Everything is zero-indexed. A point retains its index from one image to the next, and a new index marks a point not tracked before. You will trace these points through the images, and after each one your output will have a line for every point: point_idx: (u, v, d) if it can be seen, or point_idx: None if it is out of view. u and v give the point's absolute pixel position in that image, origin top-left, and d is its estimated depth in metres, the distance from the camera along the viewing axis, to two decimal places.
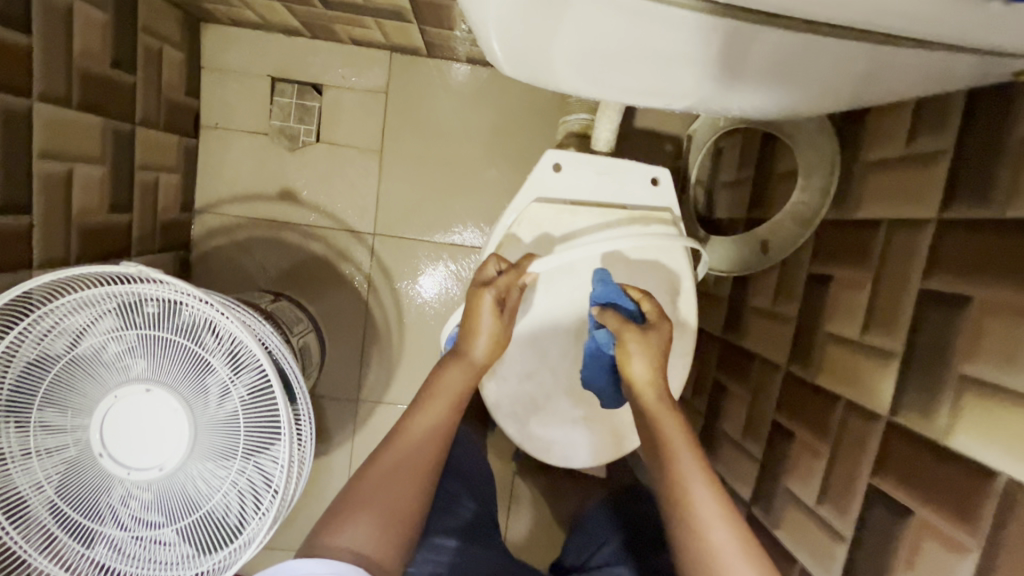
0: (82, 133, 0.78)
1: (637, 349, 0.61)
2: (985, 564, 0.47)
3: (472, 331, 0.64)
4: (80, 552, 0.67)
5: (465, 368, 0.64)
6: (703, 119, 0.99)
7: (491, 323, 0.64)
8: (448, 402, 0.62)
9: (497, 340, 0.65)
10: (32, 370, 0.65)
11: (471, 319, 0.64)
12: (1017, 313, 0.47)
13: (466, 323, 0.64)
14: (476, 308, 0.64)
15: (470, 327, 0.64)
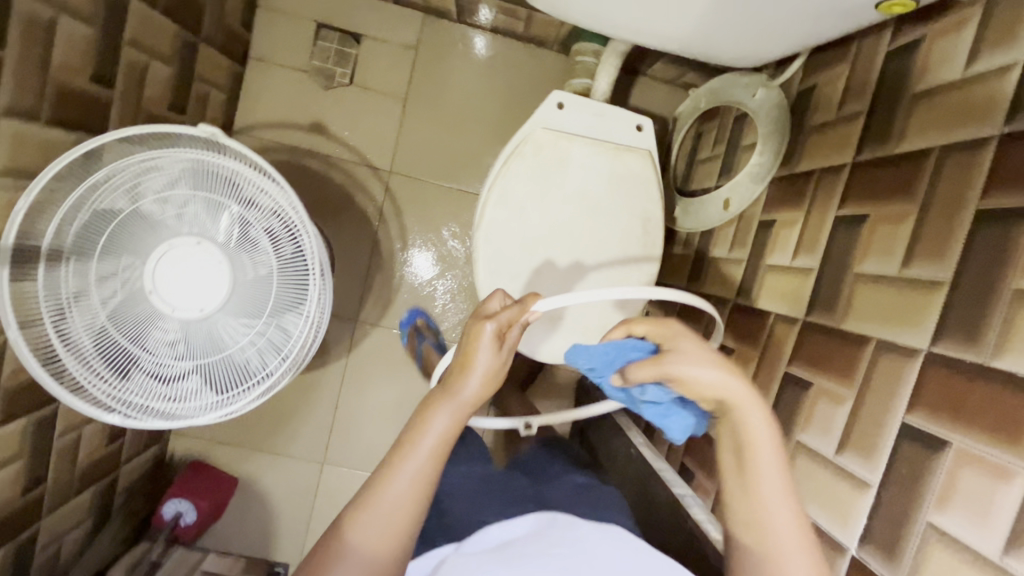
0: (159, 33, 0.91)
1: (688, 361, 0.49)
2: (855, 405, 0.61)
3: (466, 364, 0.54)
4: (118, 379, 0.77)
5: (454, 408, 0.54)
6: (687, 104, 1.16)
7: (485, 355, 0.54)
8: (439, 444, 0.54)
9: (493, 371, 0.55)
10: (97, 218, 0.75)
11: (465, 352, 0.55)
12: (895, 219, 0.62)
13: (460, 354, 0.55)
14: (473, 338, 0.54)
15: (464, 361, 0.55)
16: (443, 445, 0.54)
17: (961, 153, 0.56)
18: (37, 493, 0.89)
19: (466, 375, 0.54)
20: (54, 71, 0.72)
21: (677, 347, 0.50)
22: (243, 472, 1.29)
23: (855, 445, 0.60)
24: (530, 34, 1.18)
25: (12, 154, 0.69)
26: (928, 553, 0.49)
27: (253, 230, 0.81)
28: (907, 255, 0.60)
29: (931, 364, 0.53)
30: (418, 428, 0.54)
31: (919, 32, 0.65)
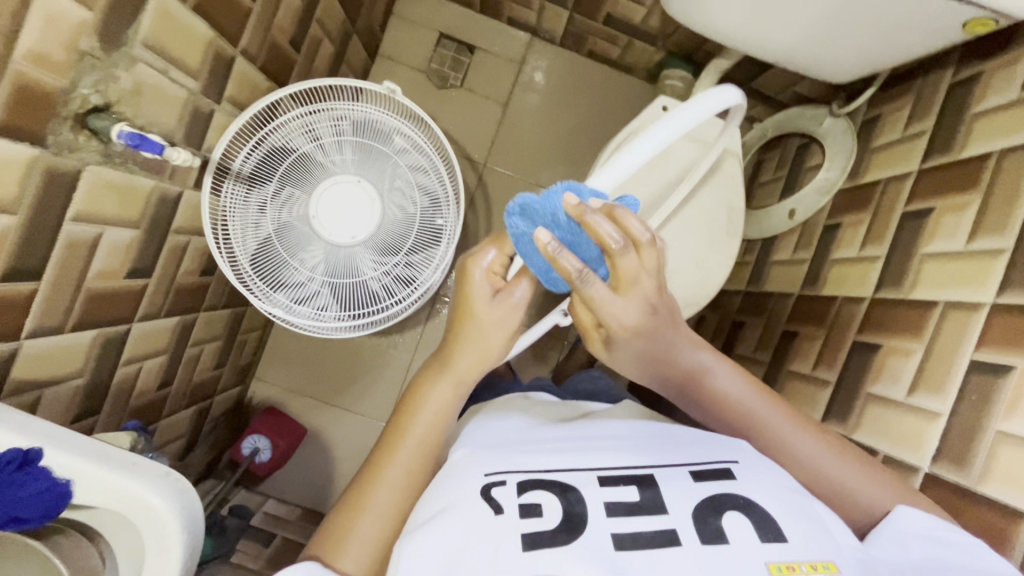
0: (333, 18, 1.08)
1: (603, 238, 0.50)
2: (923, 354, 0.72)
3: (463, 310, 0.58)
4: (273, 289, 0.91)
5: (449, 384, 0.60)
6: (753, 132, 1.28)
7: (482, 319, 0.57)
8: (437, 412, 0.60)
9: (495, 327, 0.58)
10: (280, 150, 0.89)
11: (460, 297, 0.58)
12: (960, 208, 0.75)
13: (457, 300, 0.59)
14: (463, 281, 0.58)
15: (461, 305, 0.58)
16: (439, 416, 0.60)
17: (1019, 153, 0.70)
18: (164, 393, 0.97)
19: (459, 350, 0.59)
20: (272, 29, 0.89)
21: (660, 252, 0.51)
22: (312, 424, 1.36)
23: (925, 386, 0.71)
24: (621, 60, 1.36)
25: (235, 86, 0.84)
26: (997, 453, 0.60)
27: (402, 182, 0.94)
28: (971, 234, 0.72)
29: (997, 312, 0.65)
30: (413, 405, 0.60)
31: (980, 67, 0.81)
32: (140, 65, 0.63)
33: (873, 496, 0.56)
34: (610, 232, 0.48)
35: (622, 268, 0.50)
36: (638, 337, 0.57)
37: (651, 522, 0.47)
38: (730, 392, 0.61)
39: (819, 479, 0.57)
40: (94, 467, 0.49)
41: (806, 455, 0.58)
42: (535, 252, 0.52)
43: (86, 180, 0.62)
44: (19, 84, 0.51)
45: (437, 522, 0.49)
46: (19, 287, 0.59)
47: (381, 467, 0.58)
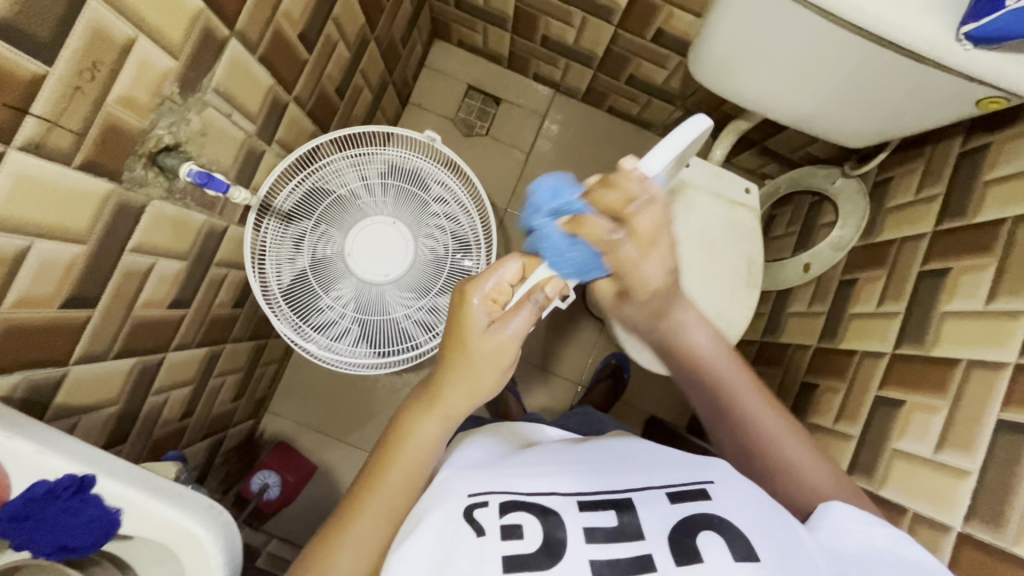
0: (374, 69, 1.14)
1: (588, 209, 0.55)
2: (949, 412, 0.73)
3: (456, 339, 0.55)
4: (301, 319, 0.93)
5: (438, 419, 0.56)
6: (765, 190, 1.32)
7: (477, 349, 0.54)
8: (422, 449, 0.56)
9: (489, 359, 0.55)
10: (324, 189, 0.92)
11: (454, 326, 0.56)
12: (977, 269, 0.78)
13: (450, 329, 0.56)
14: (459, 313, 0.55)
15: (452, 335, 0.55)
16: (425, 452, 0.56)
17: None
18: (184, 424, 0.97)
19: (449, 383, 0.55)
20: (323, 78, 0.94)
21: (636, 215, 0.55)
22: (323, 461, 1.34)
23: (953, 443, 0.71)
24: (640, 117, 1.42)
25: (285, 129, 0.89)
26: None
27: (435, 227, 0.98)
28: (990, 294, 0.75)
29: (1021, 372, 0.67)
30: (402, 439, 0.56)
31: (990, 138, 0.86)
32: (209, 108, 0.67)
33: (814, 472, 0.62)
34: (633, 181, 0.56)
35: (641, 226, 0.55)
36: (654, 299, 0.65)
37: (628, 547, 0.48)
38: (701, 343, 0.70)
39: (752, 428, 0.65)
40: (145, 496, 0.49)
41: (752, 413, 0.66)
42: (573, 244, 0.54)
43: (147, 214, 0.65)
44: (107, 124, 0.54)
45: (421, 534, 0.51)
46: (76, 312, 0.61)
47: (357, 507, 0.54)
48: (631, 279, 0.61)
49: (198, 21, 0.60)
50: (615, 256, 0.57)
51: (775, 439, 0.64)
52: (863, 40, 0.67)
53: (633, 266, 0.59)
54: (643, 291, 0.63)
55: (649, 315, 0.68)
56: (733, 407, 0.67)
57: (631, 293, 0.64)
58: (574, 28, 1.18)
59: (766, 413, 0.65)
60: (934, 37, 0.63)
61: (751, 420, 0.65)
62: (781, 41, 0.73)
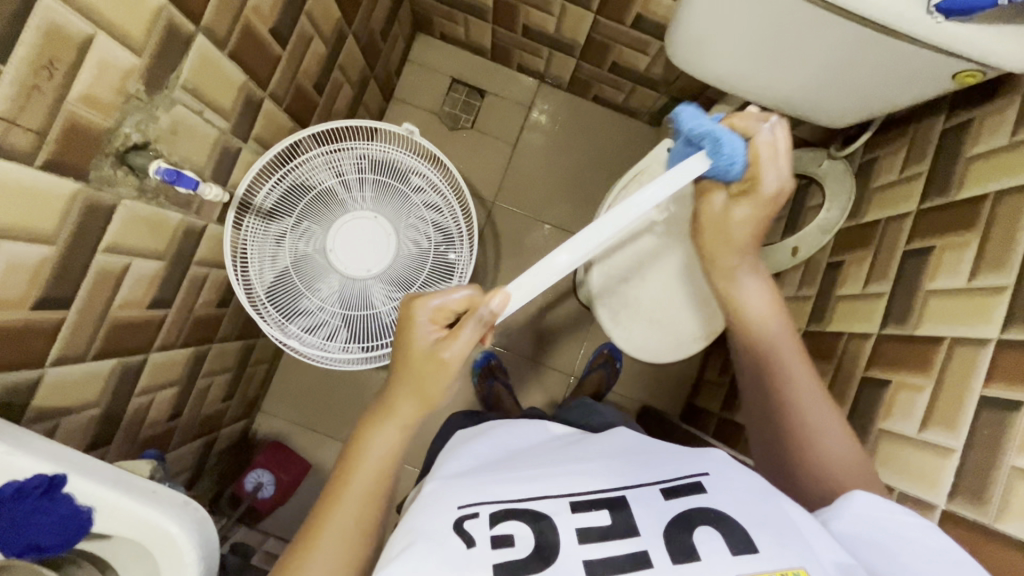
0: (354, 63, 1.14)
1: (765, 162, 0.64)
2: (933, 390, 0.73)
3: (404, 348, 0.56)
4: (285, 319, 0.92)
5: (399, 427, 0.55)
6: None
7: (420, 353, 0.55)
8: (384, 458, 0.54)
9: (430, 370, 0.54)
10: (301, 186, 0.92)
11: (403, 335, 0.57)
12: (960, 246, 0.77)
13: (399, 339, 0.57)
14: (408, 317, 0.56)
15: (402, 344, 0.56)
16: (387, 461, 0.54)
17: (1015, 196, 0.72)
18: (172, 425, 0.96)
19: (400, 388, 0.55)
20: (299, 73, 0.94)
21: (751, 124, 0.64)
22: (317, 458, 1.34)
23: (936, 421, 0.71)
24: (625, 105, 1.41)
25: (262, 127, 0.88)
26: (1013, 489, 0.60)
27: (418, 220, 0.97)
28: (973, 270, 0.74)
29: (1003, 347, 0.66)
30: (362, 446, 0.55)
31: (972, 113, 0.85)
32: (179, 106, 0.67)
33: (839, 446, 0.61)
34: (744, 119, 0.65)
35: (762, 140, 0.63)
36: (762, 207, 0.67)
37: (622, 544, 0.48)
38: (752, 302, 0.71)
39: (797, 408, 0.64)
40: (117, 494, 0.49)
41: (793, 379, 0.66)
42: (724, 134, 0.60)
43: (119, 214, 0.64)
44: (70, 124, 0.54)
45: (408, 560, 0.47)
46: (49, 314, 0.60)
47: (321, 519, 0.52)
48: (754, 177, 0.65)
49: (160, 17, 0.59)
50: (754, 142, 0.63)
51: (819, 426, 0.63)
52: (835, 17, 0.66)
53: (764, 163, 0.63)
54: (767, 193, 0.65)
55: (751, 233, 0.69)
56: (783, 383, 0.66)
57: (749, 194, 0.66)
58: (554, 16, 1.17)
59: (817, 400, 0.64)
60: (904, 10, 0.63)
61: (799, 401, 0.64)
62: (754, 19, 0.72)
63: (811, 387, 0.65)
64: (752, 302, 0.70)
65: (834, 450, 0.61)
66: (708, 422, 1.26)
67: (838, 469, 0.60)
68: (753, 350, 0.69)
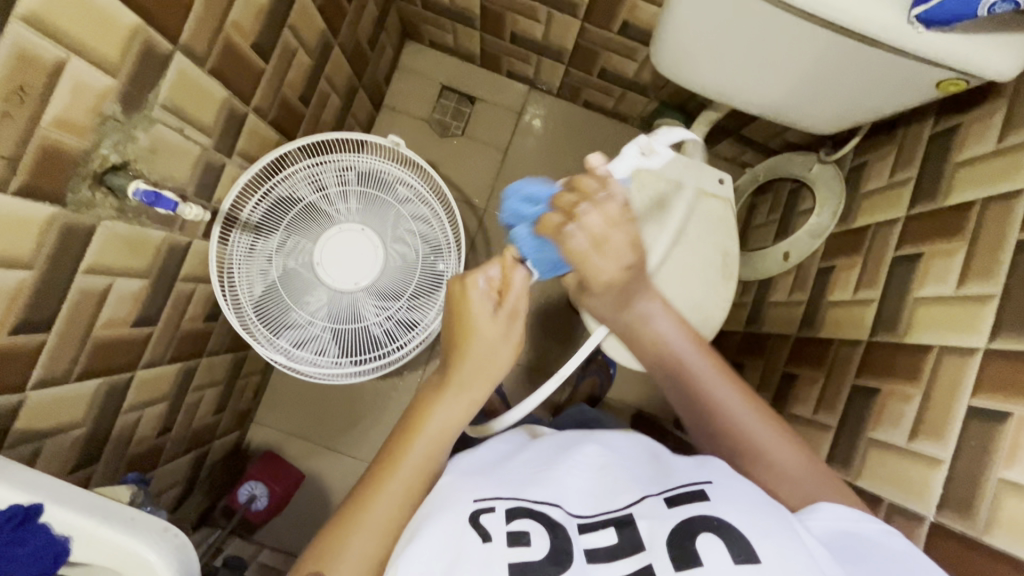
0: (340, 74, 1.13)
1: (589, 251, 0.61)
2: (922, 400, 0.73)
3: (466, 329, 0.59)
4: (273, 333, 0.92)
5: (459, 399, 0.58)
6: (745, 177, 1.26)
7: (486, 337, 0.59)
8: (442, 428, 0.57)
9: (497, 346, 0.59)
10: (288, 199, 0.91)
11: (460, 319, 0.60)
12: (948, 253, 0.77)
13: (455, 325, 0.60)
14: (462, 301, 0.60)
15: (462, 328, 0.59)
16: (446, 431, 0.57)
17: (1001, 203, 0.72)
18: (162, 441, 0.96)
19: (467, 363, 0.58)
20: (283, 86, 0.93)
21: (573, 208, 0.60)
22: (311, 469, 1.34)
23: (926, 432, 0.71)
24: (616, 110, 1.40)
25: (246, 141, 0.88)
26: (1001, 502, 0.60)
27: (406, 232, 0.97)
28: (960, 279, 0.74)
29: (991, 358, 0.66)
30: (421, 418, 0.57)
31: (958, 119, 0.84)
32: (158, 125, 0.66)
33: (782, 456, 0.60)
34: (594, 179, 0.62)
35: (591, 224, 0.60)
36: (612, 291, 0.66)
37: (629, 564, 0.47)
38: (666, 333, 0.68)
39: (733, 427, 0.62)
40: (94, 523, 0.49)
41: (718, 398, 0.64)
42: (543, 244, 0.63)
43: (99, 235, 0.64)
44: (44, 148, 0.54)
45: (428, 538, 0.48)
46: (28, 338, 0.60)
47: (376, 486, 0.53)
48: (584, 271, 0.63)
49: (136, 37, 0.59)
50: (566, 248, 0.61)
51: (755, 439, 0.61)
52: (818, 27, 0.66)
53: (586, 255, 0.62)
54: (599, 283, 0.65)
55: (614, 305, 0.68)
56: (711, 406, 0.64)
57: (589, 286, 0.66)
58: (541, 23, 1.17)
59: (745, 411, 0.63)
60: (886, 22, 0.62)
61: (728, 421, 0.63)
62: (737, 31, 0.72)
63: (735, 402, 0.63)
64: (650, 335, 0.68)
65: (778, 462, 0.60)
66: None
67: (783, 478, 0.59)
68: (678, 381, 0.67)
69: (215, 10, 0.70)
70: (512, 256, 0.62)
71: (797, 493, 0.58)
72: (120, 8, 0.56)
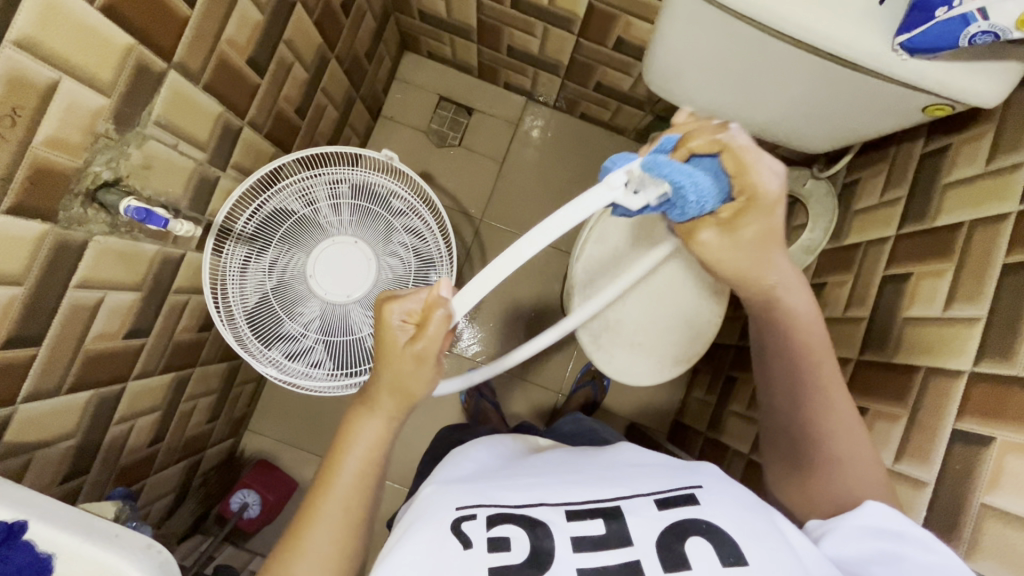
0: (337, 85, 1.14)
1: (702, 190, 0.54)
2: (909, 420, 0.73)
3: (382, 350, 0.52)
4: (264, 346, 0.92)
5: (379, 421, 0.54)
6: None
7: (403, 370, 0.52)
8: (370, 451, 0.53)
9: (415, 376, 0.52)
10: (281, 212, 0.92)
11: (377, 339, 0.53)
12: (936, 274, 0.77)
13: (374, 343, 0.53)
14: (382, 319, 0.52)
15: (379, 348, 0.53)
16: (374, 453, 0.53)
17: (987, 226, 0.72)
18: (154, 450, 0.97)
19: (384, 391, 0.53)
20: (279, 99, 0.94)
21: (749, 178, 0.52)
22: (304, 477, 1.34)
23: (912, 454, 0.71)
24: (612, 122, 1.41)
25: (241, 154, 0.89)
26: (983, 527, 0.60)
27: (399, 245, 0.97)
28: (948, 300, 0.74)
29: (977, 381, 0.66)
30: (346, 442, 0.53)
31: (948, 140, 0.85)
32: (151, 141, 0.67)
33: (863, 469, 0.59)
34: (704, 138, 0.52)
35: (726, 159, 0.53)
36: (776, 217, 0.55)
37: (615, 555, 0.47)
38: (802, 316, 0.60)
39: (822, 432, 0.60)
40: (78, 540, 0.50)
41: (828, 403, 0.60)
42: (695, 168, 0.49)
43: (91, 250, 0.65)
44: (36, 166, 0.55)
45: (413, 540, 0.49)
46: (18, 352, 0.61)
47: (306, 522, 0.51)
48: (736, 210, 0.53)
49: (129, 56, 0.60)
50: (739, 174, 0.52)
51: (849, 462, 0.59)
52: (804, 52, 0.66)
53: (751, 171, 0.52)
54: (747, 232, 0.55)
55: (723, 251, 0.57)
56: (813, 406, 0.60)
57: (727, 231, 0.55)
58: (536, 37, 1.17)
59: (847, 421, 0.60)
60: (870, 48, 0.63)
61: (832, 434, 0.60)
62: (727, 53, 0.72)
63: (850, 424, 0.60)
64: (823, 354, 0.60)
65: (857, 478, 0.59)
66: (695, 442, 1.25)
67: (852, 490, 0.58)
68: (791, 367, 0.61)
69: (210, 27, 0.70)
70: (442, 288, 0.51)
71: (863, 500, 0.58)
72: (114, 29, 0.57)
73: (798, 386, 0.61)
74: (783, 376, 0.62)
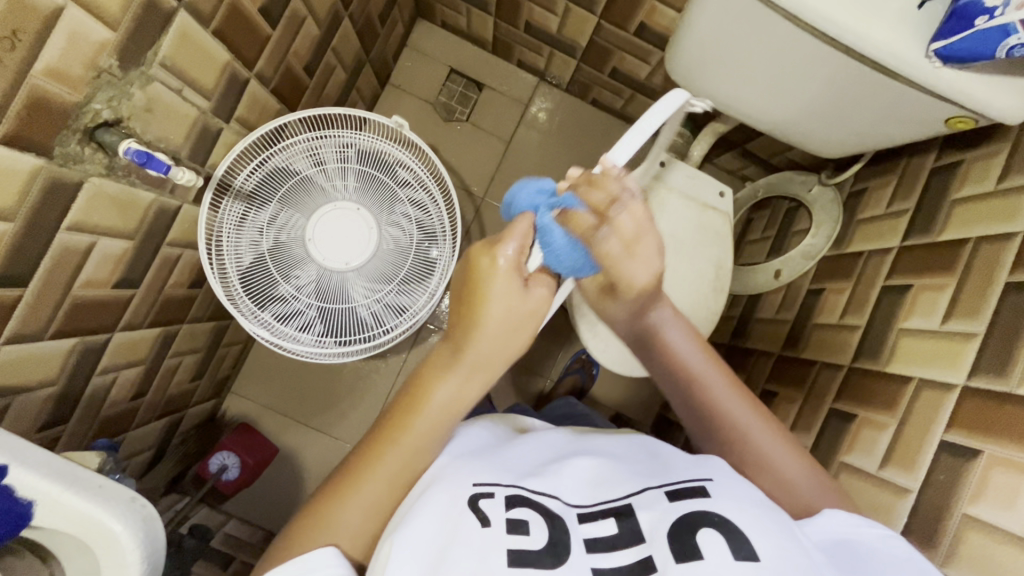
0: (347, 46, 1.10)
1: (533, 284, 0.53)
2: (896, 428, 0.74)
3: (482, 298, 0.51)
4: (256, 307, 0.90)
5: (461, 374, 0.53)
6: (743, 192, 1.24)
7: (511, 310, 0.51)
8: (441, 411, 0.53)
9: (529, 319, 0.52)
10: (284, 170, 0.89)
11: (475, 288, 0.51)
12: (936, 287, 0.78)
13: (469, 290, 0.51)
14: (484, 269, 0.50)
15: (475, 295, 0.51)
16: (445, 412, 0.53)
17: (993, 243, 0.72)
18: (135, 405, 0.94)
19: (483, 340, 0.52)
20: (289, 55, 0.91)
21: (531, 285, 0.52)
22: (285, 444, 1.33)
23: (896, 461, 0.73)
24: (623, 111, 1.39)
25: (245, 108, 0.86)
26: (964, 537, 0.61)
27: (401, 216, 0.95)
28: (947, 313, 0.74)
29: (968, 395, 0.67)
30: (421, 398, 0.53)
31: (963, 154, 0.85)
32: (156, 83, 0.64)
33: (789, 467, 0.59)
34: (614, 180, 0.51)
35: (625, 226, 0.51)
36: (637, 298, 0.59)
37: (629, 554, 0.47)
38: (679, 346, 0.64)
39: (745, 434, 0.60)
40: (61, 488, 0.48)
41: (734, 414, 0.61)
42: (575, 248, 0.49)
43: (85, 191, 0.62)
44: (33, 97, 0.52)
45: (428, 504, 0.48)
46: (5, 292, 0.58)
47: (361, 472, 0.51)
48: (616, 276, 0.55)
49: None
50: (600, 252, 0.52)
51: (765, 449, 0.60)
52: (837, 52, 0.66)
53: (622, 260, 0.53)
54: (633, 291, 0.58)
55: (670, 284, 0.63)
56: (727, 425, 0.61)
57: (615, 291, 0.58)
58: (557, 16, 1.15)
59: (752, 421, 0.61)
60: (904, 54, 0.63)
61: (751, 440, 0.60)
62: (755, 45, 0.71)
63: (746, 413, 0.61)
64: (692, 357, 0.64)
65: (787, 473, 0.59)
66: (678, 435, 1.27)
67: (789, 488, 0.58)
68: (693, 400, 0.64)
69: None
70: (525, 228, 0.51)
71: (803, 501, 0.58)
72: None
73: (701, 406, 0.63)
74: (679, 401, 0.65)
